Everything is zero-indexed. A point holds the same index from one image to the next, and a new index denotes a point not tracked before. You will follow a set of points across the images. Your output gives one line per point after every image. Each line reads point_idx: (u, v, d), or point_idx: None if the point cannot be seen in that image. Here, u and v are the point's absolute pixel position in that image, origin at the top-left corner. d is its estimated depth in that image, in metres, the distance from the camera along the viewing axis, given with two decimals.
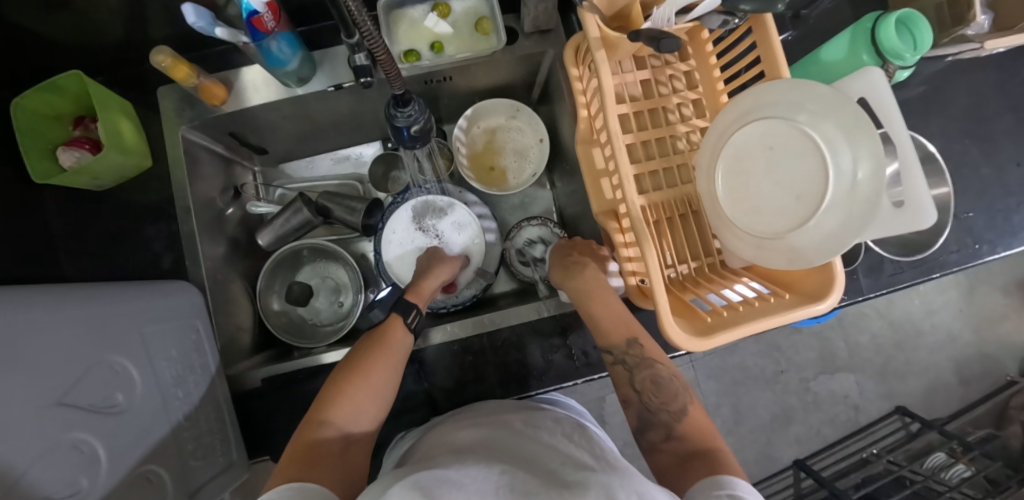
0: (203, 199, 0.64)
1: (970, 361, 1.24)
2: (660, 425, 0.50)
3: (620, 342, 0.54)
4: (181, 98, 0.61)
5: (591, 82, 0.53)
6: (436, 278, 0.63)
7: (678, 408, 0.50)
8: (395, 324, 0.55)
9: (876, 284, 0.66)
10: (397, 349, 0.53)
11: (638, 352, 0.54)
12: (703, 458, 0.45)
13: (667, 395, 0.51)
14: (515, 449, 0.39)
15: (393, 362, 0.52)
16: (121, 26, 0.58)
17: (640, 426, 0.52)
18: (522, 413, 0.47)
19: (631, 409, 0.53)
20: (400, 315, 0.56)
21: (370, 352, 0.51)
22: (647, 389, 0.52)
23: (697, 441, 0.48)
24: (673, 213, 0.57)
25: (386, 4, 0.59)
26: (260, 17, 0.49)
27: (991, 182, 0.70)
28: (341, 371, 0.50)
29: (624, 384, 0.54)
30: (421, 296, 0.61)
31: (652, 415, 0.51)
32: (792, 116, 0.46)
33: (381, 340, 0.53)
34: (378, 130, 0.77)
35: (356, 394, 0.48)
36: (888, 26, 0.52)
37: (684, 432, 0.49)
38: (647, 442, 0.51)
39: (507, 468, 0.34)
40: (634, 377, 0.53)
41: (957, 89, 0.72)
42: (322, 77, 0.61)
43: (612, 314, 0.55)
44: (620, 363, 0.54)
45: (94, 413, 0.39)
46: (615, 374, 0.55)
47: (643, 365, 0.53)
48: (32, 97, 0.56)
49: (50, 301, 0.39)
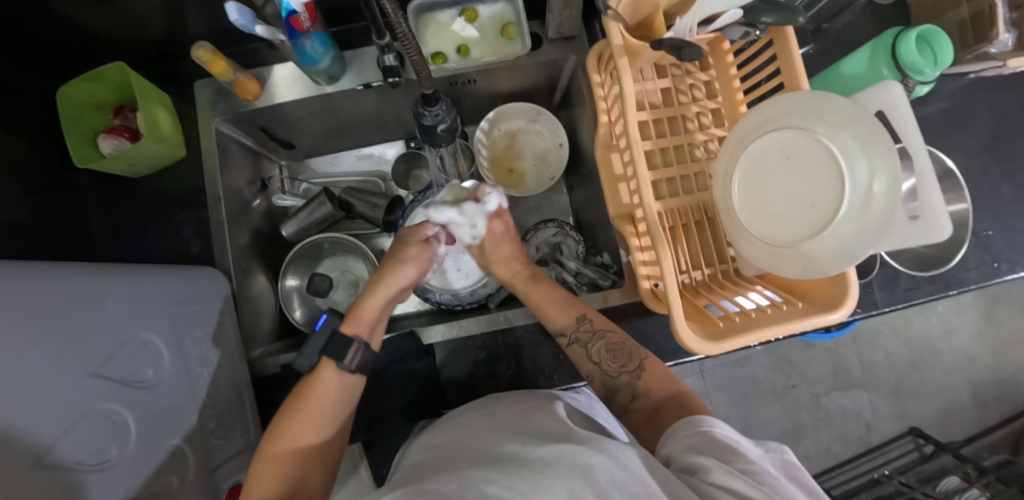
0: (232, 189, 0.66)
1: (988, 384, 1.22)
2: (626, 386, 0.52)
3: (571, 322, 0.56)
4: (216, 91, 0.63)
5: (612, 88, 0.55)
6: (382, 294, 0.57)
7: (637, 366, 0.53)
8: (325, 371, 0.51)
9: (891, 298, 0.66)
10: (326, 398, 0.50)
11: (589, 327, 0.56)
12: (671, 404, 0.48)
13: (623, 357, 0.54)
14: (483, 444, 0.41)
15: (319, 419, 0.49)
16: (165, 21, 0.61)
17: (609, 394, 0.54)
18: (491, 406, 0.50)
19: (595, 380, 0.54)
20: (333, 359, 0.51)
21: (295, 413, 0.48)
22: (605, 357, 0.54)
23: (663, 388, 0.50)
24: (689, 219, 0.58)
25: (416, 7, 0.62)
26: (298, 16, 0.52)
27: (1013, 201, 0.69)
28: (269, 439, 0.48)
29: (583, 361, 0.55)
30: (364, 320, 0.55)
31: (615, 379, 0.53)
32: (810, 126, 0.46)
33: (306, 396, 0.49)
34: (401, 128, 0.79)
35: (284, 467, 0.46)
36: (909, 42, 0.52)
37: (647, 385, 0.51)
38: (618, 406, 0.53)
39: (471, 468, 0.36)
40: (589, 351, 0.55)
41: (981, 106, 0.71)
42: (351, 75, 0.63)
43: (556, 306, 0.58)
44: (575, 343, 0.55)
45: (126, 387, 0.41)
46: (572, 355, 0.56)
47: (595, 337, 0.55)
48: (77, 86, 0.59)
49: (90, 277, 0.41)
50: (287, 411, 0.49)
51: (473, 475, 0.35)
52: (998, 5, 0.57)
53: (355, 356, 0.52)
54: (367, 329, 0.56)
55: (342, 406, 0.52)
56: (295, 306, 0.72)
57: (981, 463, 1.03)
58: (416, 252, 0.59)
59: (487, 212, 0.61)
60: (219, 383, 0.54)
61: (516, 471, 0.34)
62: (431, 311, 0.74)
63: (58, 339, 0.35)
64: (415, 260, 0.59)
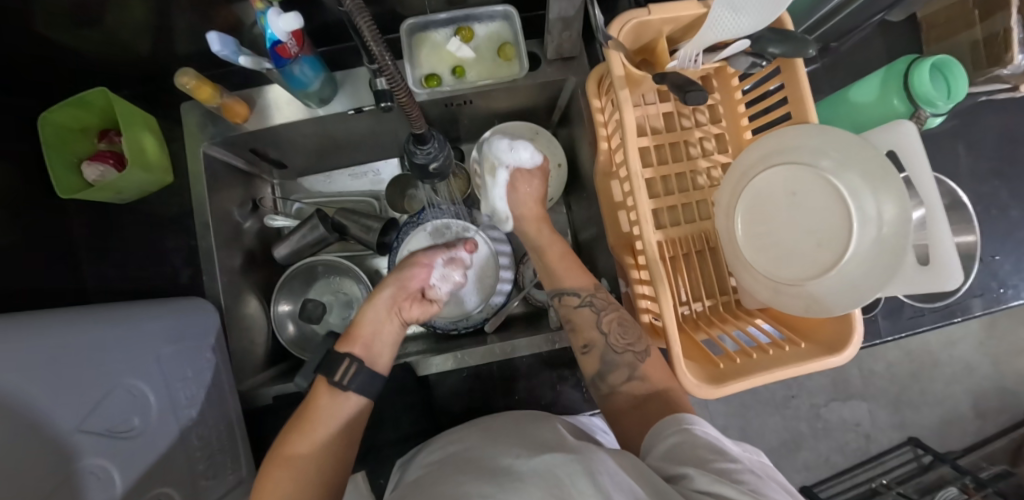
0: (221, 214, 0.64)
1: (988, 395, 1.21)
2: (625, 366, 0.52)
3: (588, 286, 0.59)
4: (204, 114, 0.62)
5: (612, 115, 0.53)
6: (374, 311, 0.57)
7: (644, 350, 0.53)
8: (319, 389, 0.51)
9: (895, 327, 0.65)
10: (326, 410, 0.49)
11: (605, 295, 0.58)
12: (661, 397, 0.49)
13: (632, 335, 0.54)
14: (474, 458, 0.40)
15: (316, 431, 0.48)
16: (148, 43, 0.58)
17: (603, 370, 0.54)
18: (489, 419, 0.49)
19: (596, 350, 0.54)
20: (325, 375, 0.51)
21: (297, 425, 0.48)
22: (614, 329, 0.54)
23: (659, 381, 0.51)
24: (689, 249, 0.56)
25: (409, 27, 0.59)
26: (284, 45, 0.49)
27: (1021, 226, 0.68)
28: (272, 453, 0.47)
29: (591, 327, 0.56)
30: (357, 338, 0.55)
31: (618, 355, 0.53)
32: (816, 162, 0.45)
33: (305, 412, 0.49)
34: (396, 147, 0.76)
35: (288, 472, 0.45)
36: (923, 73, 0.50)
37: (645, 372, 0.52)
38: (608, 386, 0.53)
39: (468, 481, 0.36)
40: (601, 317, 0.56)
41: (990, 126, 0.69)
42: (344, 98, 0.61)
43: (568, 269, 0.61)
44: (587, 306, 0.57)
45: (112, 438, 0.40)
46: (579, 317, 0.57)
47: (608, 307, 0.56)
48: (60, 112, 0.57)
49: (70, 325, 0.40)
50: (289, 430, 0.49)
51: (469, 491, 0.35)
52: (1013, 27, 0.55)
53: (346, 372, 0.51)
54: (362, 346, 0.55)
55: (341, 420, 0.50)
56: (287, 324, 0.71)
57: (979, 476, 1.03)
58: (405, 265, 0.62)
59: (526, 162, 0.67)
60: (208, 420, 0.53)
61: (510, 485, 0.34)
62: (427, 335, 0.74)
63: (38, 400, 0.34)
64: (399, 271, 0.61)
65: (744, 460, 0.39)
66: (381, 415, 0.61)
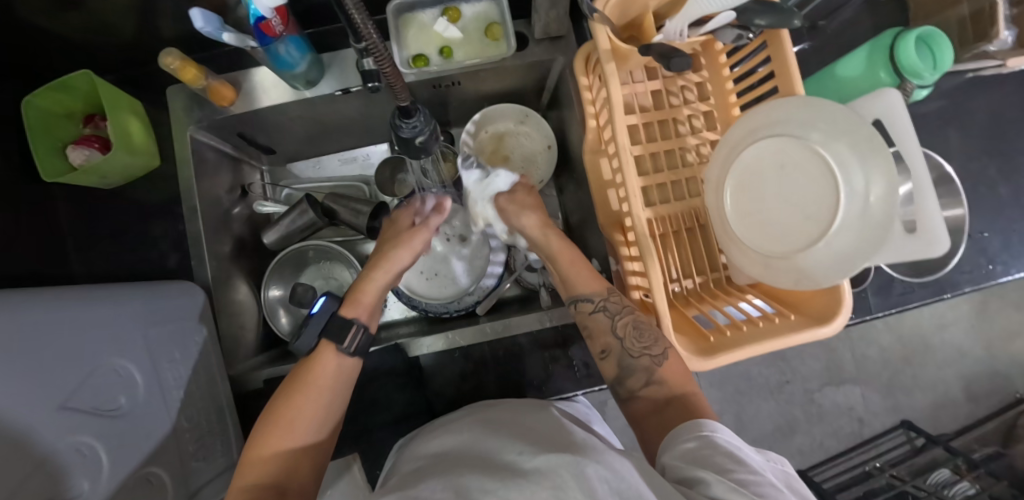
0: (209, 199, 0.64)
1: (979, 378, 1.22)
2: (642, 371, 0.49)
3: (600, 290, 0.54)
4: (190, 98, 0.61)
5: (600, 92, 0.53)
6: (382, 279, 0.56)
7: (661, 352, 0.48)
8: (325, 354, 0.48)
9: (885, 304, 0.66)
10: (328, 382, 0.47)
11: (619, 298, 0.53)
12: (680, 403, 0.47)
13: (649, 338, 0.49)
14: (480, 452, 0.40)
15: (320, 398, 0.46)
16: (132, 26, 0.58)
17: (621, 375, 0.51)
18: (490, 411, 0.48)
19: (612, 356, 0.51)
20: (332, 341, 0.49)
21: (297, 387, 0.46)
22: (629, 334, 0.50)
23: (675, 385, 0.48)
24: (679, 227, 0.56)
25: (396, 8, 0.59)
26: (268, 22, 0.49)
27: (1009, 203, 0.68)
28: (265, 420, 0.45)
29: (604, 333, 0.52)
30: (364, 304, 0.53)
31: (634, 360, 0.50)
32: (804, 134, 0.45)
33: (306, 378, 0.47)
34: (384, 131, 0.76)
35: (283, 448, 0.43)
36: (909, 43, 0.50)
37: (665, 376, 0.48)
38: (625, 390, 0.52)
39: (471, 474, 0.35)
40: (615, 322, 0.52)
41: (977, 105, 0.70)
42: (331, 80, 0.61)
43: (580, 273, 0.56)
44: (601, 311, 0.53)
45: (97, 416, 0.40)
46: (594, 323, 0.53)
47: (623, 311, 0.51)
48: (44, 96, 0.57)
49: (54, 305, 0.40)
50: (285, 391, 0.46)
51: (472, 485, 0.34)
52: (998, 3, 0.55)
53: (354, 339, 0.49)
54: (366, 313, 0.53)
55: (343, 385, 0.48)
56: (280, 314, 0.72)
57: (971, 457, 1.03)
58: (409, 233, 0.58)
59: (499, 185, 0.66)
60: (197, 404, 0.52)
61: (512, 481, 0.33)
62: (419, 318, 0.74)
63: (23, 375, 0.34)
64: (404, 242, 0.57)
65: (768, 475, 0.36)
66: (374, 399, 0.61)
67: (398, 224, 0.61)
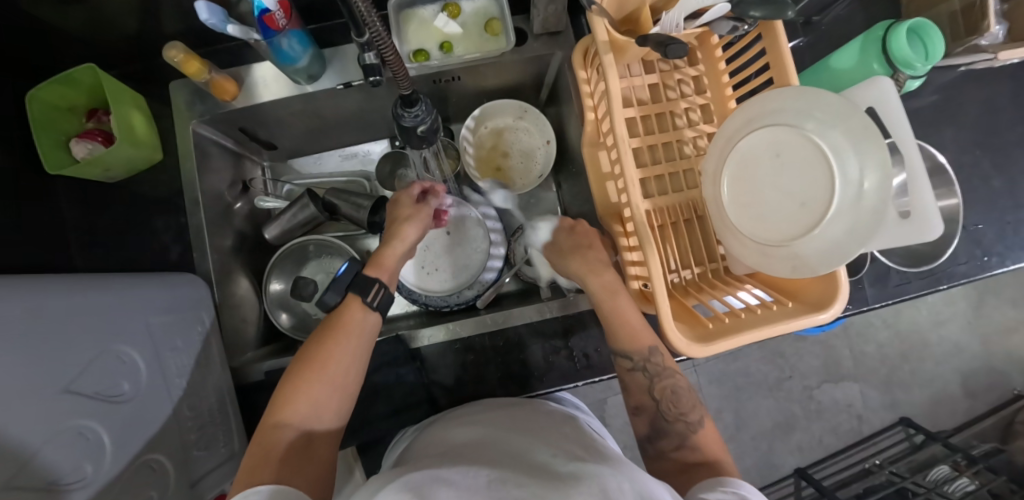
0: (212, 193, 0.65)
1: (977, 374, 1.23)
2: (676, 435, 0.51)
3: (642, 350, 0.54)
4: (192, 92, 0.61)
5: (598, 84, 0.53)
6: (402, 247, 0.58)
7: (696, 419, 0.52)
8: (352, 304, 0.50)
9: (882, 295, 0.66)
10: (357, 332, 0.48)
11: (660, 361, 0.54)
12: (710, 467, 0.47)
13: (684, 405, 0.52)
14: (503, 446, 0.40)
15: (349, 347, 0.47)
16: (136, 20, 0.59)
17: (650, 434, 0.53)
18: (511, 410, 0.49)
19: (646, 415, 0.53)
20: (358, 294, 0.51)
21: (328, 333, 0.47)
22: (666, 399, 0.53)
23: (706, 452, 0.49)
24: (678, 218, 0.57)
25: (396, 4, 0.60)
26: (271, 15, 0.50)
27: (1002, 194, 0.69)
28: (297, 363, 0.45)
29: (640, 391, 0.54)
30: (386, 267, 0.56)
31: (668, 424, 0.52)
32: (801, 123, 0.46)
33: (337, 327, 0.48)
34: (384, 127, 0.77)
35: (315, 388, 0.44)
36: (901, 35, 0.51)
37: (698, 442, 0.50)
38: (655, 449, 0.52)
39: (494, 468, 0.35)
40: (653, 385, 0.53)
41: (970, 99, 0.71)
42: (332, 74, 0.61)
43: (627, 327, 0.53)
44: (639, 371, 0.54)
45: (101, 401, 0.40)
46: (631, 382, 0.55)
47: (664, 375, 0.53)
48: (47, 90, 0.57)
49: (56, 289, 0.40)
50: (316, 336, 0.48)
51: (508, 476, 0.33)
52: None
53: (377, 294, 0.52)
54: (388, 275, 0.56)
55: (370, 337, 0.50)
56: (280, 311, 0.72)
57: (971, 453, 1.02)
58: (415, 209, 0.59)
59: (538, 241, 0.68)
60: (199, 392, 0.53)
61: (546, 479, 0.33)
62: (419, 312, 0.74)
63: (31, 354, 0.35)
64: (412, 217, 0.58)
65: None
66: (374, 389, 0.61)
67: (398, 202, 0.60)
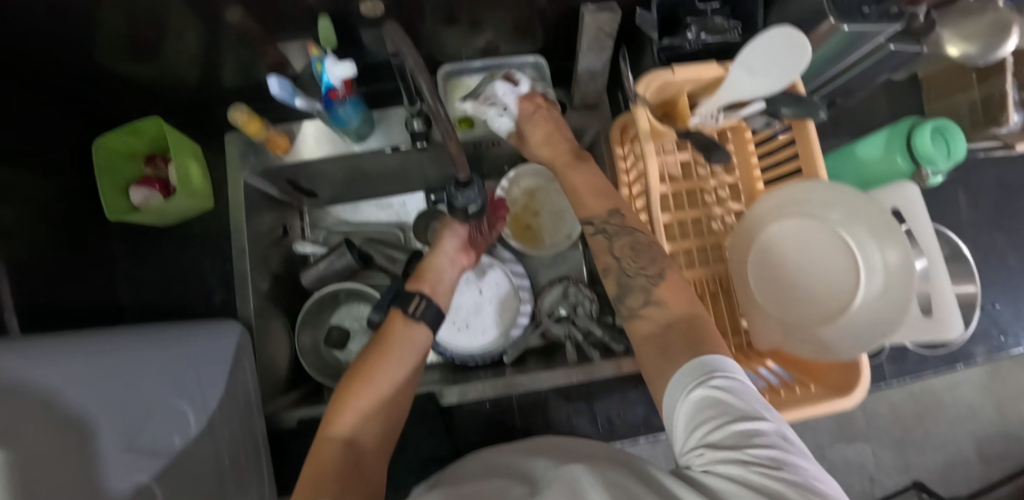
0: (256, 240, 0.67)
1: (992, 439, 1.21)
2: (639, 290, 0.46)
3: (602, 212, 0.51)
4: (246, 145, 0.65)
5: (635, 163, 0.57)
6: (444, 261, 0.60)
7: (657, 273, 0.46)
8: (393, 316, 0.54)
9: (900, 371, 0.67)
10: (397, 343, 0.52)
11: (619, 220, 0.50)
12: (682, 327, 0.41)
13: (646, 258, 0.47)
14: (513, 469, 0.39)
15: (391, 358, 0.51)
16: (200, 79, 0.63)
17: (618, 294, 0.48)
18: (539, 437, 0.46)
19: (611, 276, 0.48)
20: (399, 308, 0.54)
21: (374, 349, 0.51)
22: (626, 254, 0.48)
23: (678, 305, 0.43)
24: (704, 291, 0.59)
25: (446, 72, 0.64)
26: (336, 90, 0.55)
27: (1019, 274, 0.71)
28: (347, 380, 0.50)
29: (603, 252, 0.50)
30: (427, 279, 0.58)
31: (629, 278, 0.47)
32: (824, 214, 0.48)
33: (383, 341, 0.52)
34: (420, 181, 0.80)
35: (360, 400, 0.47)
36: (924, 136, 0.54)
37: (663, 297, 0.44)
38: (625, 309, 0.47)
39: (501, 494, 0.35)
40: (613, 244, 0.49)
41: (984, 181, 0.74)
42: (380, 135, 0.66)
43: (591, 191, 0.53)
44: (600, 233, 0.50)
45: (155, 457, 0.41)
46: (594, 246, 0.51)
47: (622, 231, 0.49)
48: (114, 139, 0.61)
49: (113, 355, 0.41)
50: (366, 353, 0.52)
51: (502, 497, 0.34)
52: (1009, 91, 0.60)
53: (418, 306, 0.55)
54: (430, 285, 0.58)
55: (415, 347, 0.53)
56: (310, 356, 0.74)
57: None
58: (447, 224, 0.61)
59: (518, 92, 0.58)
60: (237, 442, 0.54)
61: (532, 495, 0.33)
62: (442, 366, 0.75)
63: (95, 421, 0.36)
64: (449, 231, 0.60)
65: (779, 422, 0.32)
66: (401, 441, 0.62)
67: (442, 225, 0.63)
